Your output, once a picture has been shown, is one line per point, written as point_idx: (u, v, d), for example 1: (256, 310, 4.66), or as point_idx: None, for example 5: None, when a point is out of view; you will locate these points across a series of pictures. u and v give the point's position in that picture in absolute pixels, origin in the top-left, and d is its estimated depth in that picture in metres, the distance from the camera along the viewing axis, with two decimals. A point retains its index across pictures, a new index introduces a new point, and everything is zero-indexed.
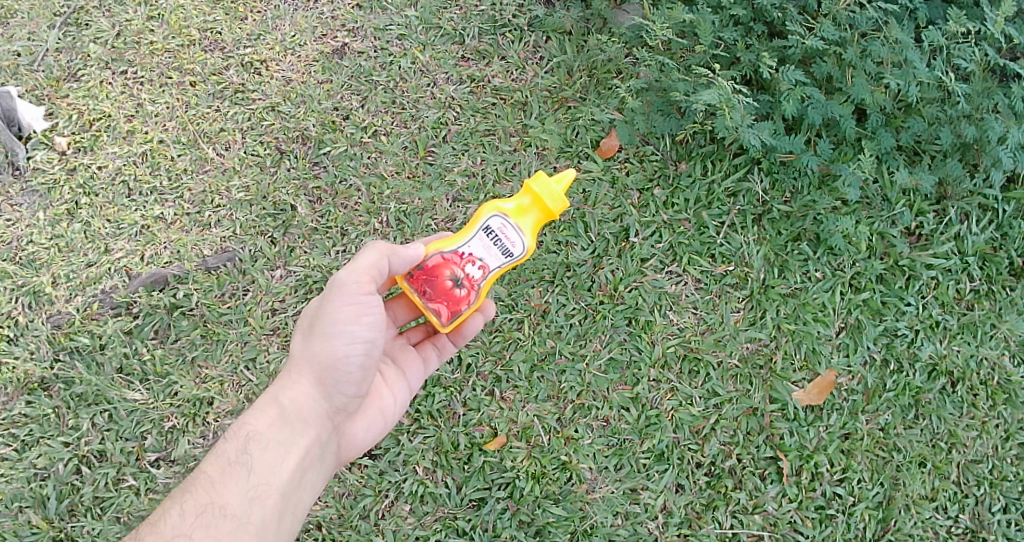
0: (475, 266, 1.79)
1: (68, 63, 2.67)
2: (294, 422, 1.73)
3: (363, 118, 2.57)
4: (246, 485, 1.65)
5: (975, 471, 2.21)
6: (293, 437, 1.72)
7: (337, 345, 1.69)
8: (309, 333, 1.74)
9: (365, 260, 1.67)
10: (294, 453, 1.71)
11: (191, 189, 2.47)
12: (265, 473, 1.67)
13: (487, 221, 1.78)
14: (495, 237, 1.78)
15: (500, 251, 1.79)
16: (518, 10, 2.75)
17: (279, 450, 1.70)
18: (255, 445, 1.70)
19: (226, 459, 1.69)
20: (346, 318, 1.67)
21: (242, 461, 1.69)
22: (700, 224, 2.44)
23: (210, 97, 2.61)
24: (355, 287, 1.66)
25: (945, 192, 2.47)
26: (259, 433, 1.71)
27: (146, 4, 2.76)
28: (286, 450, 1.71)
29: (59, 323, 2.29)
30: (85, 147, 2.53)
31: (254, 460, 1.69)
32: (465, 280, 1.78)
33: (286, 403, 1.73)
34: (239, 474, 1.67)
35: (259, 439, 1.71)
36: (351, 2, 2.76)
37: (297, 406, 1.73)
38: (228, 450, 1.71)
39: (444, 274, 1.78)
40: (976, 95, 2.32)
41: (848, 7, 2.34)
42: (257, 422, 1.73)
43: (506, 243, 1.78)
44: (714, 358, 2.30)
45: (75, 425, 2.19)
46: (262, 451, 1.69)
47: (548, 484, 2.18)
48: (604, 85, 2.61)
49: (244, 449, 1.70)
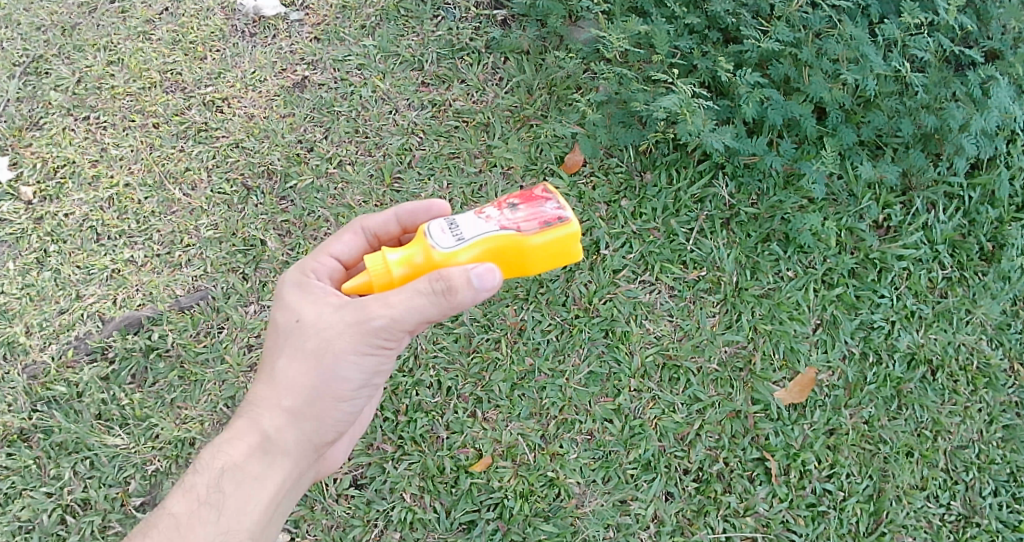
0: (497, 214, 1.54)
1: (30, 112, 2.66)
2: (273, 456, 1.65)
3: (327, 149, 2.58)
4: (217, 529, 1.59)
5: (963, 457, 2.22)
6: (272, 472, 1.65)
7: None
8: (307, 364, 1.59)
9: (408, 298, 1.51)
10: (269, 489, 1.65)
11: (160, 230, 2.46)
12: (236, 512, 1.61)
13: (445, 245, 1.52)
14: (452, 223, 1.54)
15: (454, 236, 1.52)
16: (474, 33, 2.78)
17: (253, 483, 1.63)
18: (229, 481, 1.62)
19: (196, 496, 1.61)
20: (352, 364, 1.60)
21: (214, 499, 1.61)
22: (670, 232, 2.47)
23: (173, 138, 2.61)
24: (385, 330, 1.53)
25: (910, 183, 2.51)
26: (233, 466, 1.63)
27: (105, 49, 2.76)
28: (261, 484, 1.64)
29: (34, 373, 2.27)
30: (51, 195, 2.52)
31: (227, 498, 1.61)
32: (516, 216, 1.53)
33: (267, 434, 1.64)
34: (209, 514, 1.60)
35: (235, 473, 1.63)
36: (309, 35, 2.79)
37: (279, 441, 1.64)
38: (199, 485, 1.62)
39: (525, 224, 1.51)
40: (933, 85, 2.38)
41: (801, 9, 2.40)
42: (233, 451, 1.64)
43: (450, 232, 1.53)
44: (694, 364, 2.31)
45: (57, 475, 2.16)
46: (237, 488, 1.62)
47: (537, 502, 2.17)
48: (565, 101, 2.64)
49: (217, 485, 1.62)
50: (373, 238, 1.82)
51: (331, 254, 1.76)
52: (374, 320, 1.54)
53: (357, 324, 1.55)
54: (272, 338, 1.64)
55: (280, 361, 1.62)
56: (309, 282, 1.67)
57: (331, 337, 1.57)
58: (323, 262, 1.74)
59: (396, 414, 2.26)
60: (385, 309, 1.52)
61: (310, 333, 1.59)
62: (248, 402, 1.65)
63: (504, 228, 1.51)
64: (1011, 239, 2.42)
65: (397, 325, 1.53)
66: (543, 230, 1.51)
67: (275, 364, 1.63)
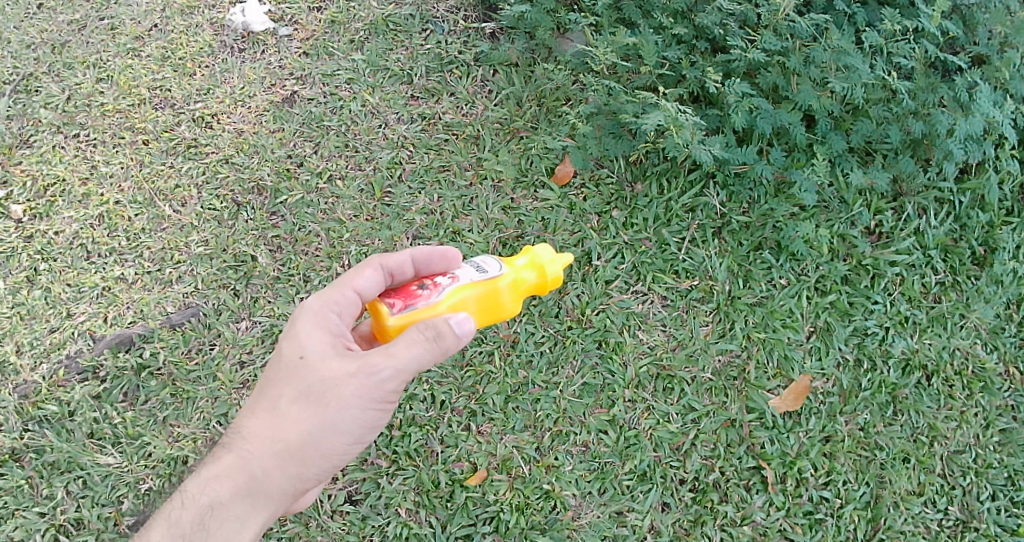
0: (445, 275, 1.68)
1: (20, 130, 2.65)
2: (259, 498, 1.65)
3: (317, 163, 2.57)
4: None
5: (959, 462, 2.22)
6: (255, 512, 1.66)
7: (338, 439, 1.63)
8: (308, 408, 1.59)
9: (407, 358, 1.54)
10: (252, 527, 1.66)
11: (151, 247, 2.45)
12: None
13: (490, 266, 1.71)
14: (474, 263, 1.72)
15: (475, 269, 1.70)
16: (463, 46, 2.78)
17: (238, 522, 1.64)
18: (214, 518, 1.63)
19: (179, 530, 1.62)
20: (354, 416, 1.60)
21: (198, 536, 1.62)
22: (662, 242, 2.46)
23: (163, 154, 2.60)
24: (386, 385, 1.58)
25: (900, 189, 2.51)
26: (219, 504, 1.64)
27: (94, 66, 2.76)
28: (245, 524, 1.65)
29: (25, 392, 2.26)
30: (42, 214, 2.51)
31: (211, 535, 1.63)
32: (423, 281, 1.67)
33: (255, 477, 1.63)
34: None
35: (221, 510, 1.64)
36: (298, 50, 2.79)
37: (267, 485, 1.64)
38: (184, 521, 1.62)
39: (412, 285, 1.65)
40: (920, 91, 2.38)
41: (787, 17, 2.39)
42: (219, 489, 1.64)
43: (482, 265, 1.71)
44: (688, 374, 2.31)
45: (49, 495, 2.15)
46: (221, 526, 1.64)
47: (533, 515, 2.16)
48: (554, 113, 2.64)
49: (201, 522, 1.63)
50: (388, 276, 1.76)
51: (354, 287, 1.71)
52: (379, 371, 1.56)
53: (365, 378, 1.57)
54: (274, 371, 1.64)
55: (280, 399, 1.61)
56: (329, 318, 1.67)
57: (339, 386, 1.58)
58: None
59: (390, 429, 2.25)
60: (386, 360, 1.55)
61: (315, 372, 1.60)
62: (240, 440, 1.64)
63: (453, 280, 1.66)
64: (1002, 243, 2.42)
65: (400, 376, 1.57)
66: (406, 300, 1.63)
67: (276, 401, 1.62)
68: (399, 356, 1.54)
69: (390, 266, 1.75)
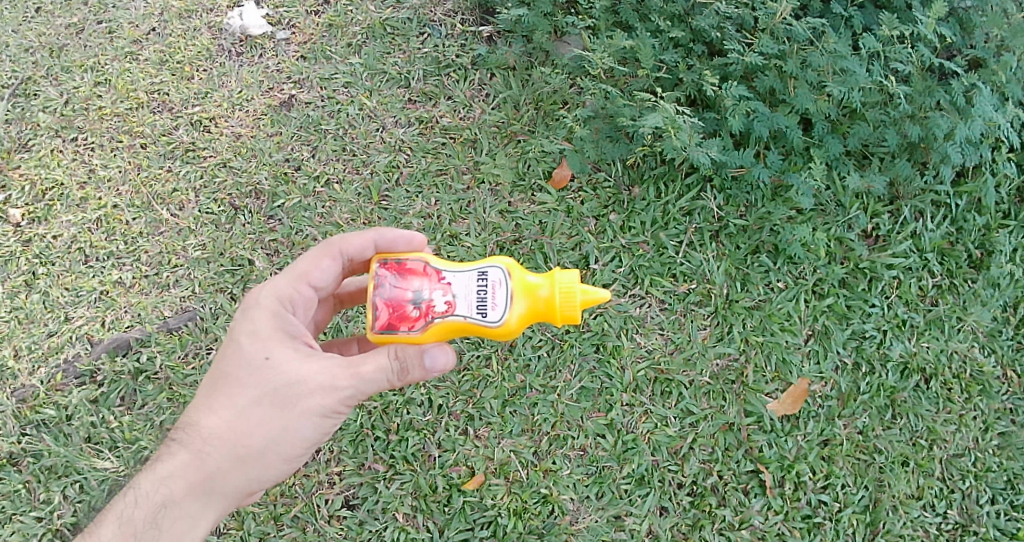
0: (443, 296, 1.54)
1: (19, 134, 2.65)
2: (212, 496, 1.69)
3: (315, 167, 2.57)
4: None
5: (958, 465, 2.22)
6: (207, 508, 1.70)
7: (294, 444, 1.65)
8: (271, 412, 1.60)
9: (372, 378, 1.57)
10: (204, 523, 1.71)
11: (148, 251, 2.45)
12: None
13: (500, 293, 1.54)
14: (484, 285, 1.54)
15: (478, 302, 1.54)
16: (461, 49, 2.78)
17: (191, 519, 1.69)
18: (167, 515, 1.68)
19: (133, 526, 1.67)
20: (314, 424, 1.62)
21: (149, 534, 1.67)
22: (659, 246, 2.46)
23: (161, 158, 2.60)
24: (348, 397, 1.60)
25: (897, 192, 2.51)
26: (172, 502, 1.68)
27: (92, 70, 2.76)
28: (197, 521, 1.69)
29: (23, 396, 2.26)
30: (40, 218, 2.51)
31: (163, 532, 1.67)
32: (421, 292, 1.54)
33: (209, 478, 1.66)
34: None
35: (174, 507, 1.68)
36: (296, 54, 2.79)
37: (221, 486, 1.67)
38: (138, 517, 1.68)
39: (407, 294, 1.54)
40: (917, 95, 2.38)
41: (784, 21, 2.40)
42: (174, 487, 1.68)
43: (489, 299, 1.54)
44: (685, 377, 2.30)
45: (47, 499, 2.15)
46: (174, 523, 1.68)
47: (531, 519, 2.16)
48: (552, 116, 2.64)
49: (154, 519, 1.68)
50: (348, 260, 1.75)
51: (309, 281, 1.74)
52: (342, 386, 1.59)
53: (330, 390, 1.59)
54: (233, 370, 1.62)
55: (239, 401, 1.61)
56: (288, 320, 1.67)
57: (304, 394, 1.59)
58: (300, 290, 1.72)
59: (388, 433, 2.24)
60: (353, 379, 1.58)
61: (278, 377, 1.60)
62: (195, 438, 1.65)
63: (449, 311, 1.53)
64: (999, 246, 2.42)
65: (364, 391, 1.60)
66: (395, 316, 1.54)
67: (235, 401, 1.62)
68: (365, 374, 1.57)
69: (350, 254, 1.73)
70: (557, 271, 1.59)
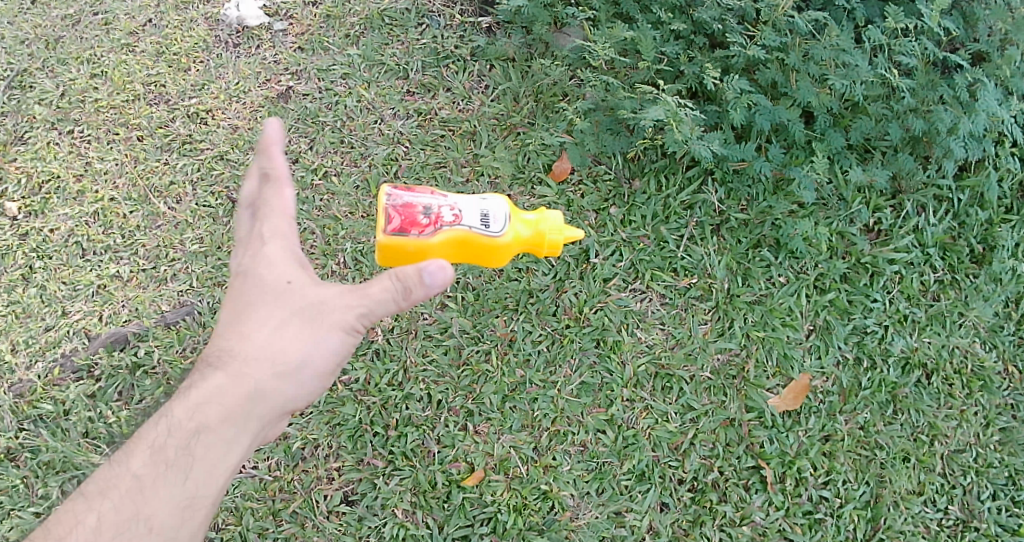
0: (450, 210, 1.68)
1: (14, 127, 2.63)
2: (244, 423, 1.59)
3: (313, 159, 2.55)
4: (183, 493, 1.54)
5: (960, 461, 2.20)
6: (238, 439, 1.59)
7: (312, 372, 1.62)
8: (299, 329, 1.58)
9: (384, 295, 1.59)
10: (235, 456, 1.60)
11: (146, 245, 2.43)
12: (201, 478, 1.56)
13: (497, 217, 1.71)
14: (484, 207, 1.71)
15: (482, 224, 1.69)
16: (459, 40, 2.75)
17: (221, 450, 1.57)
18: (197, 446, 1.56)
19: (160, 458, 1.55)
20: (340, 340, 1.61)
21: (182, 462, 1.55)
22: (660, 240, 2.44)
23: (158, 150, 2.58)
24: (364, 319, 1.61)
25: (899, 186, 2.49)
26: (204, 429, 1.56)
27: (88, 61, 2.73)
28: (219, 463, 1.58)
29: (20, 391, 2.24)
30: (36, 211, 2.49)
31: (193, 465, 1.55)
32: (431, 203, 1.67)
33: (237, 406, 1.57)
34: (173, 478, 1.54)
35: (207, 435, 1.56)
36: (293, 45, 2.77)
37: (247, 414, 1.58)
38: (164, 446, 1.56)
39: (417, 211, 1.66)
40: (920, 88, 2.36)
41: (787, 13, 2.37)
42: (206, 414, 1.56)
43: (490, 218, 1.70)
44: (686, 372, 2.29)
45: (45, 495, 2.13)
46: (207, 452, 1.56)
47: (531, 515, 2.14)
48: (551, 108, 2.62)
49: (186, 447, 1.55)
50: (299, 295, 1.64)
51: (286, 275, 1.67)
52: (358, 309, 1.59)
53: (351, 296, 1.60)
54: (251, 291, 1.59)
55: (257, 323, 1.58)
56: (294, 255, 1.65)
57: (331, 309, 1.59)
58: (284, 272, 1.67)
59: (387, 428, 2.23)
60: (366, 300, 1.59)
61: (302, 295, 1.59)
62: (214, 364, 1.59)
63: (456, 223, 1.68)
64: (1001, 241, 2.41)
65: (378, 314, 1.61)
66: (404, 224, 1.65)
67: (259, 321, 1.58)
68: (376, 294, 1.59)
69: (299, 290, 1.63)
70: (548, 211, 1.79)
